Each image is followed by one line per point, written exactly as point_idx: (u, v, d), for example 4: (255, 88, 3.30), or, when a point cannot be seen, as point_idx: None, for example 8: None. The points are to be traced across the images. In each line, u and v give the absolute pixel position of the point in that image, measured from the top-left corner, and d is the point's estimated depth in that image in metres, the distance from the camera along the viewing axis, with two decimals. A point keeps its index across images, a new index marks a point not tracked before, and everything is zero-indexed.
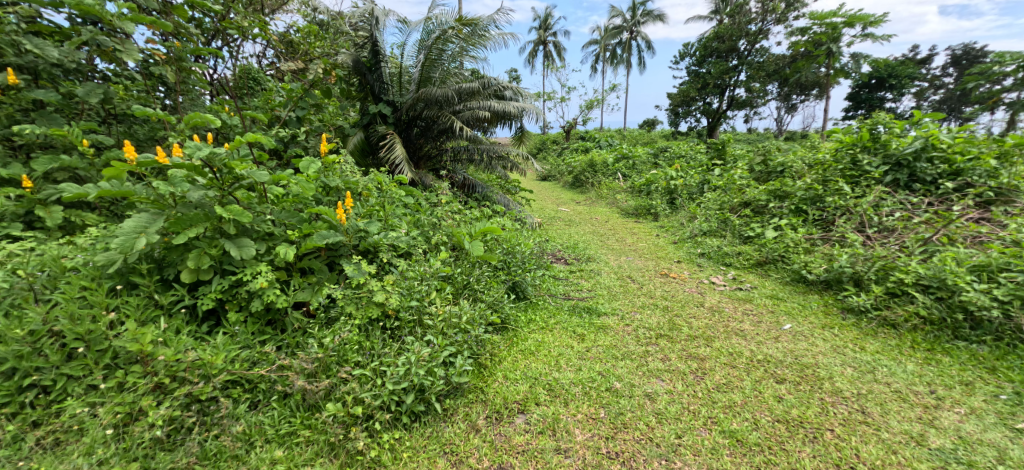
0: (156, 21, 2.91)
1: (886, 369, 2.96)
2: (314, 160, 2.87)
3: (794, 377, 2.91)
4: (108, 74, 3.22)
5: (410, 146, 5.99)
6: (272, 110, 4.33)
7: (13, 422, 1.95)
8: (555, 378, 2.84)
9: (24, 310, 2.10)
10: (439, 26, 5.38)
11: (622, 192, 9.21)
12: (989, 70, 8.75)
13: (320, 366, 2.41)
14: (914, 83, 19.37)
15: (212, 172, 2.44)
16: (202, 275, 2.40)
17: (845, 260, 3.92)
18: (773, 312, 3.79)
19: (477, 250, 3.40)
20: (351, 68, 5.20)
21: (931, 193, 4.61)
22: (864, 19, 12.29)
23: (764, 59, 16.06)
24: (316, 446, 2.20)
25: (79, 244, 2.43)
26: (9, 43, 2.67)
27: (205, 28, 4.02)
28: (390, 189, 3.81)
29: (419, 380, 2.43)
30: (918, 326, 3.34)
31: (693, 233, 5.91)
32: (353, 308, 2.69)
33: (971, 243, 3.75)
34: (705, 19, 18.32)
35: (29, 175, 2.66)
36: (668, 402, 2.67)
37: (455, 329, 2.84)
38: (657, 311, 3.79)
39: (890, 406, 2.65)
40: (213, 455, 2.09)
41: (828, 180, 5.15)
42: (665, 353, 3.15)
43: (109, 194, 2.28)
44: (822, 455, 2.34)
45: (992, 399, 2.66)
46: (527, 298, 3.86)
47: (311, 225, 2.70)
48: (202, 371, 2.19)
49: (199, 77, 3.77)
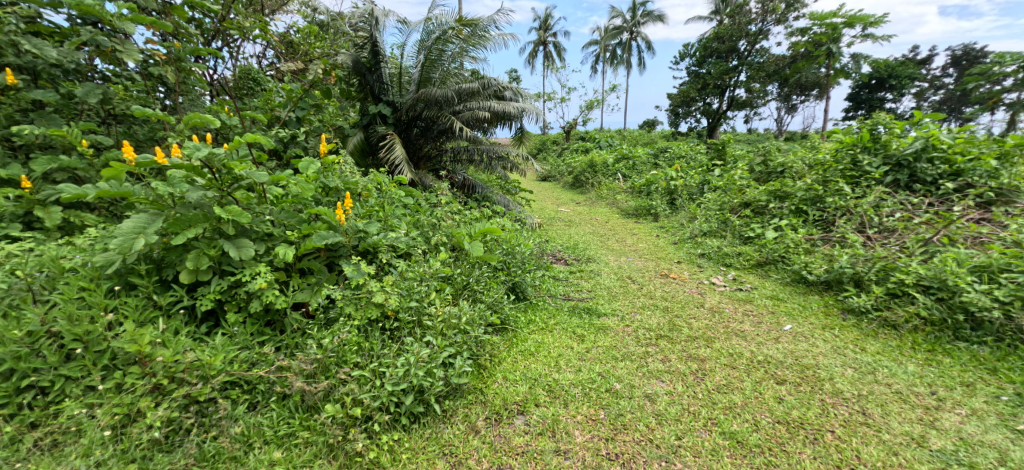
0: (156, 21, 2.90)
1: (887, 370, 2.96)
2: (314, 161, 2.87)
3: (794, 378, 2.91)
4: (108, 74, 3.23)
5: (410, 146, 5.99)
6: (272, 110, 4.32)
7: (11, 423, 1.94)
8: (555, 379, 2.83)
9: (22, 310, 2.10)
10: (439, 27, 5.38)
11: (622, 193, 9.20)
12: (990, 70, 8.72)
13: (320, 367, 2.41)
14: (914, 83, 19.33)
15: (212, 173, 2.44)
16: (201, 276, 2.39)
17: (845, 261, 3.92)
18: (773, 312, 3.79)
19: (476, 251, 3.39)
20: (351, 68, 5.20)
21: (931, 193, 4.60)
22: (864, 19, 12.26)
23: (764, 60, 16.05)
24: (316, 448, 2.19)
25: (78, 244, 2.42)
26: (8, 43, 2.67)
27: (206, 28, 4.02)
28: (390, 190, 3.81)
29: (418, 381, 2.43)
30: (918, 326, 3.33)
31: (693, 234, 5.90)
32: (352, 309, 2.69)
33: (971, 243, 3.74)
34: (705, 19, 18.32)
35: (29, 175, 2.66)
36: (668, 403, 2.67)
37: (455, 330, 2.83)
38: (657, 311, 3.78)
39: (892, 407, 2.65)
40: (212, 456, 2.08)
41: (828, 180, 5.15)
42: (665, 354, 3.14)
43: (108, 194, 2.27)
44: (823, 457, 2.33)
45: (993, 400, 2.65)
46: (527, 298, 3.86)
47: (311, 226, 2.69)
48: (201, 372, 2.18)
49: (199, 77, 3.75)
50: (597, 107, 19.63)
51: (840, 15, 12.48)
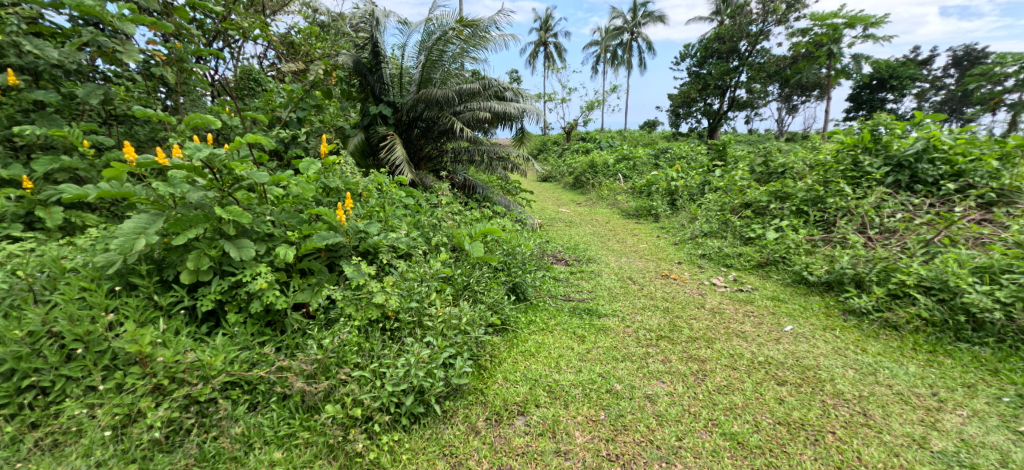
0: (157, 22, 2.90)
1: (888, 371, 2.95)
2: (314, 161, 2.87)
3: (795, 379, 2.90)
4: (109, 74, 3.23)
5: (410, 146, 6.00)
6: (273, 111, 4.31)
7: (12, 423, 1.94)
8: (555, 380, 2.83)
9: (23, 310, 2.10)
10: (439, 28, 5.39)
11: (623, 193, 9.20)
12: (991, 70, 8.69)
13: (320, 368, 2.41)
14: (916, 83, 19.26)
15: (212, 173, 2.44)
16: (202, 276, 2.40)
17: (846, 262, 3.93)
18: (774, 313, 3.78)
19: (477, 252, 3.38)
20: (351, 69, 5.22)
21: (932, 194, 4.60)
22: (865, 19, 12.23)
23: (764, 60, 16.03)
24: (316, 448, 2.19)
25: (79, 244, 2.43)
26: (11, 44, 2.70)
27: (207, 29, 4.03)
28: (391, 190, 3.83)
29: (419, 381, 2.42)
30: (920, 327, 3.33)
31: (693, 234, 5.90)
32: (353, 309, 2.69)
33: (973, 244, 3.74)
34: (705, 19, 18.33)
35: (30, 176, 2.67)
36: (668, 404, 2.66)
37: (455, 330, 2.84)
38: (658, 312, 3.78)
39: (892, 408, 2.64)
40: (212, 457, 2.08)
41: (829, 181, 5.16)
42: (665, 355, 3.14)
43: (109, 194, 2.27)
44: (824, 458, 2.33)
45: (995, 401, 2.64)
46: (527, 299, 3.86)
47: (311, 226, 2.69)
48: (202, 372, 2.18)
49: (200, 78, 3.76)
50: (597, 108, 19.65)
51: (841, 15, 12.46)
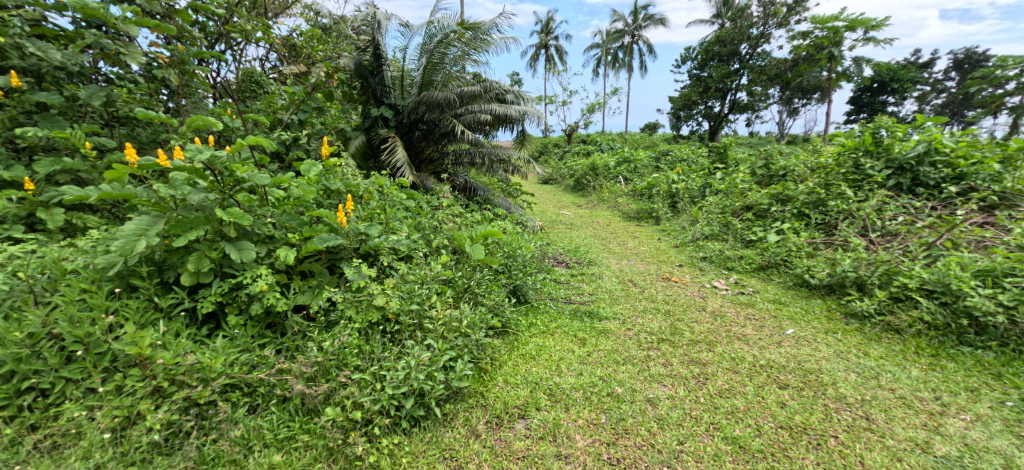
0: (161, 25, 2.90)
1: (890, 375, 2.94)
2: (315, 163, 2.85)
3: (796, 382, 2.89)
4: (111, 76, 3.28)
5: (411, 148, 6.00)
6: (274, 113, 4.32)
7: (11, 425, 1.94)
8: (555, 383, 2.82)
9: (24, 312, 2.10)
10: (440, 31, 5.44)
11: (623, 196, 9.18)
12: (994, 74, 8.69)
13: (320, 370, 2.40)
14: (918, 85, 19.18)
15: (213, 175, 2.43)
16: (202, 278, 2.40)
17: (848, 265, 3.93)
18: (776, 317, 3.76)
19: (477, 254, 3.38)
20: (353, 72, 5.24)
21: (934, 197, 4.59)
22: (866, 22, 12.21)
23: (766, 63, 16.08)
24: (316, 451, 2.17)
25: (80, 246, 2.45)
26: (14, 47, 2.73)
27: (209, 31, 4.05)
28: (391, 192, 3.80)
29: (419, 384, 2.41)
30: (922, 331, 3.31)
31: (694, 237, 5.90)
32: (353, 312, 2.68)
33: (975, 247, 3.73)
34: (705, 22, 18.41)
35: (31, 178, 2.68)
36: (669, 407, 2.65)
37: (455, 333, 2.84)
38: (659, 315, 3.76)
39: (895, 412, 2.63)
40: (212, 459, 2.07)
41: (830, 184, 5.18)
42: (666, 358, 3.13)
43: (109, 196, 2.26)
44: (826, 462, 2.31)
45: (998, 406, 2.63)
46: (527, 302, 3.86)
47: (312, 229, 2.68)
48: (201, 374, 2.18)
49: (202, 80, 3.76)
50: (597, 109, 19.67)
51: (842, 18, 12.41)
